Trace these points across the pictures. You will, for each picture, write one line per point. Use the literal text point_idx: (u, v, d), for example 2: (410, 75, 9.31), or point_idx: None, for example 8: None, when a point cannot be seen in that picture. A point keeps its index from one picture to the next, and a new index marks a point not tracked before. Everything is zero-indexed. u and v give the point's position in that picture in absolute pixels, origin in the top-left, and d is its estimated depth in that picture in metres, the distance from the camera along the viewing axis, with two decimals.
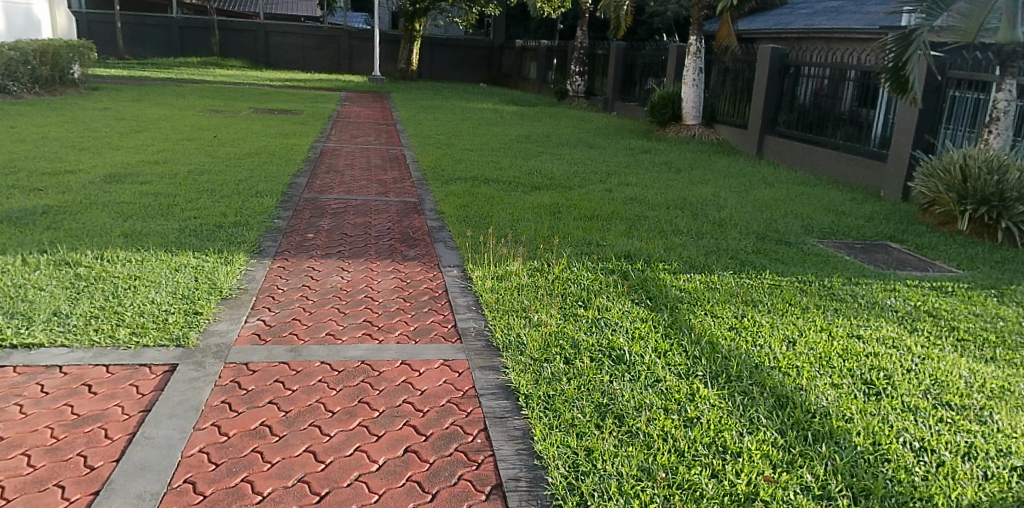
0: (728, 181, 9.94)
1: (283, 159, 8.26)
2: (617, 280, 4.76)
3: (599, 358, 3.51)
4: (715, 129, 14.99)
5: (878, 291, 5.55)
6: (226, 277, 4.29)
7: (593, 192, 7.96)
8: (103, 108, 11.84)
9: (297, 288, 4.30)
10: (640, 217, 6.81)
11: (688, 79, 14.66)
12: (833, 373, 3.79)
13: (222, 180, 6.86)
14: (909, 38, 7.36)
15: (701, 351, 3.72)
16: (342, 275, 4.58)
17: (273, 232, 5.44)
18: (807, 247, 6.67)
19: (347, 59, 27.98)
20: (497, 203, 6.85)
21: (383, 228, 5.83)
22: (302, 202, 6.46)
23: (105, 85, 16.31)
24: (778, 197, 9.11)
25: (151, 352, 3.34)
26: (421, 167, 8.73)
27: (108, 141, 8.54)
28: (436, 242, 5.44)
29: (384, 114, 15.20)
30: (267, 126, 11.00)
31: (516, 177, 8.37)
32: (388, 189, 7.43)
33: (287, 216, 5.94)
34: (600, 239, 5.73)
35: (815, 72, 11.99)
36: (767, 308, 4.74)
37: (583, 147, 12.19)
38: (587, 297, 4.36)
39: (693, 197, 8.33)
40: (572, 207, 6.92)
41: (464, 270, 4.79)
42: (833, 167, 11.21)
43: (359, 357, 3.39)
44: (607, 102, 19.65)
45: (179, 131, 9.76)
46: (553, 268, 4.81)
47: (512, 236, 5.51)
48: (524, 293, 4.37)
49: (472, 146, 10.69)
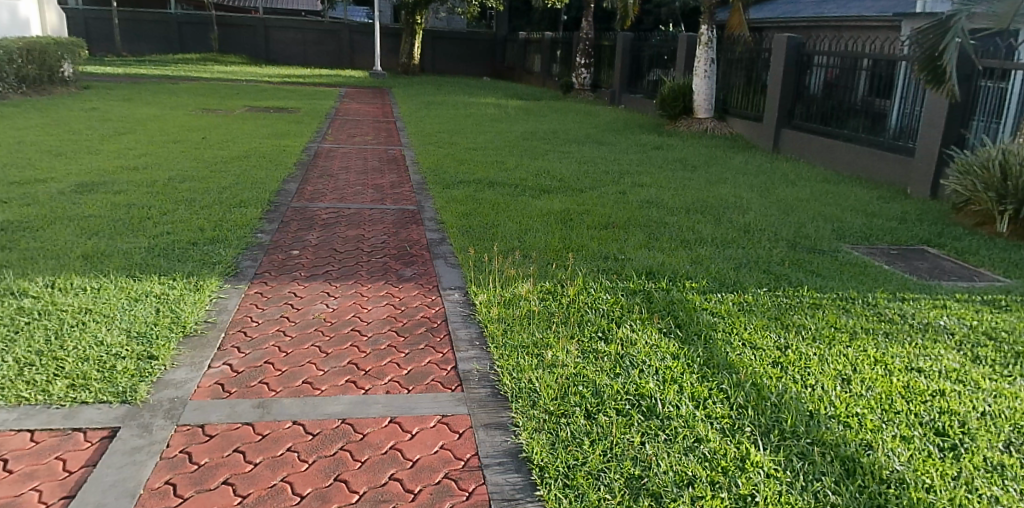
0: (748, 180, 9.33)
1: (274, 162, 7.70)
2: (640, 303, 4.18)
3: (626, 411, 2.96)
4: (729, 122, 14.33)
5: (928, 309, 4.91)
6: (194, 307, 3.73)
7: (606, 195, 7.38)
8: (89, 108, 11.30)
9: (274, 320, 3.71)
10: (658, 224, 6.23)
11: (699, 70, 14.04)
12: (900, 422, 3.22)
13: (204, 188, 6.30)
14: (946, 26, 6.74)
15: (746, 400, 3.18)
16: (327, 301, 4.01)
17: (254, 248, 4.88)
18: (842, 255, 6.08)
19: (348, 53, 27.39)
20: (503, 210, 6.29)
21: (377, 241, 5.27)
22: (291, 212, 5.91)
23: (97, 83, 15.77)
24: (803, 197, 8.51)
25: (89, 412, 2.79)
26: (421, 169, 8.16)
27: (87, 144, 8.00)
28: (436, 259, 4.88)
29: (384, 111, 14.61)
30: (260, 126, 10.44)
31: (522, 179, 7.79)
32: (385, 195, 6.86)
33: (271, 229, 5.37)
34: (615, 251, 5.17)
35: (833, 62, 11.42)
36: (812, 335, 4.15)
37: (592, 144, 11.60)
38: (607, 327, 3.79)
39: (713, 199, 7.74)
40: (584, 214, 6.34)
41: (466, 294, 4.22)
42: (856, 162, 10.56)
43: (338, 414, 2.84)
44: (614, 95, 19.01)
45: (166, 132, 9.22)
46: (566, 291, 4.24)
47: (518, 252, 4.95)
48: (535, 322, 3.81)
49: (476, 146, 10.11)
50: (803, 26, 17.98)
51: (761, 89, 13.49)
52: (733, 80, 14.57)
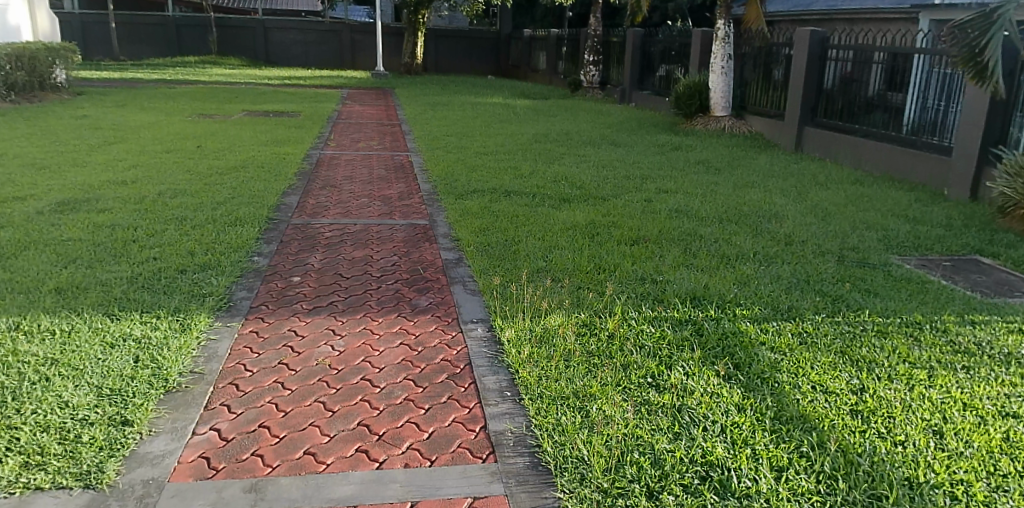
0: (777, 183, 8.80)
1: (274, 173, 7.22)
2: (689, 338, 3.67)
3: (695, 490, 2.45)
4: (747, 120, 13.77)
5: (1004, 334, 4.36)
6: (178, 355, 3.22)
7: (630, 203, 6.89)
8: (81, 115, 10.84)
9: (272, 368, 3.19)
10: (693, 238, 5.73)
11: (715, 67, 13.50)
12: (1015, 491, 2.68)
13: (197, 204, 5.80)
14: (991, 19, 6.13)
15: (833, 468, 2.67)
16: (333, 342, 3.49)
17: (250, 275, 4.38)
18: (895, 270, 5.57)
19: (350, 54, 26.89)
20: (523, 224, 5.78)
21: (387, 263, 4.77)
22: (291, 230, 5.43)
23: (92, 89, 15.31)
24: (837, 202, 7.98)
25: (43, 503, 2.29)
26: (431, 177, 7.66)
27: (75, 156, 7.53)
28: (453, 285, 4.36)
29: (388, 113, 14.12)
30: (260, 132, 9.97)
31: (539, 187, 7.31)
32: (393, 207, 6.36)
33: (269, 251, 4.87)
34: (652, 272, 4.69)
35: (844, 55, 11.12)
36: (886, 373, 3.62)
37: (607, 146, 11.08)
38: (658, 370, 3.27)
39: (745, 206, 7.22)
40: (611, 227, 5.84)
41: (491, 329, 3.71)
42: (887, 161, 9.99)
43: (347, 500, 2.34)
44: (625, 94, 18.39)
45: (160, 141, 8.75)
46: (605, 324, 3.73)
47: (546, 278, 4.45)
48: (572, 364, 3.29)
49: (486, 150, 9.61)
50: (815, 19, 17.42)
51: (781, 85, 12.92)
52: (750, 76, 14.02)
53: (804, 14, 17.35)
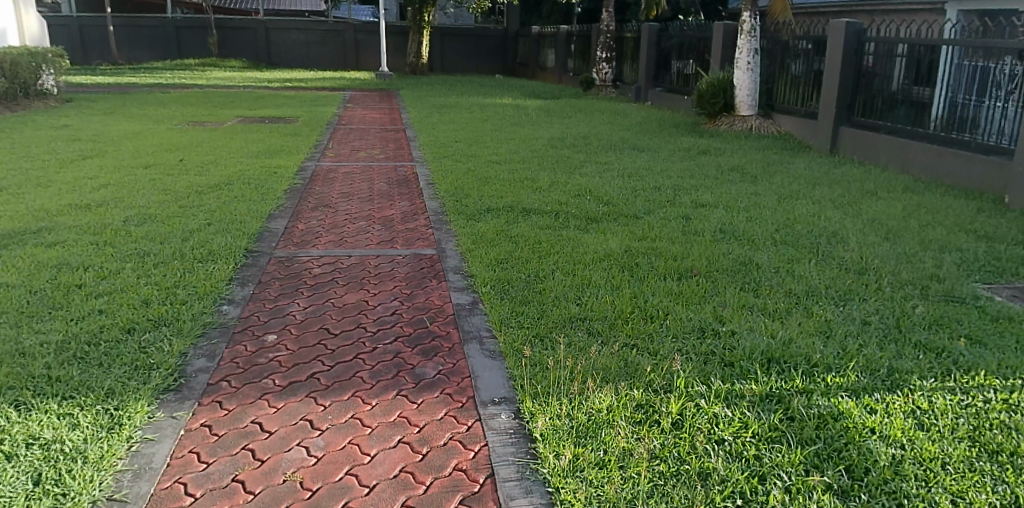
0: (823, 194, 7.89)
1: (262, 190, 6.38)
2: (780, 427, 2.85)
3: None
4: (775, 119, 12.79)
5: None
6: (94, 473, 2.37)
7: (666, 222, 6.01)
8: (61, 125, 10.02)
9: (226, 491, 2.36)
10: (748, 268, 4.85)
11: (741, 62, 12.53)
12: None
13: (164, 234, 4.93)
14: None
15: None
16: (311, 441, 2.63)
17: (215, 332, 3.50)
18: (990, 305, 4.66)
19: (353, 53, 26.03)
20: (547, 252, 4.92)
21: (385, 310, 3.88)
22: (274, 265, 4.57)
23: (81, 95, 14.50)
24: (895, 216, 7.07)
25: None
26: (438, 193, 6.80)
27: (40, 174, 6.70)
28: (467, 345, 3.48)
29: (392, 116, 13.27)
30: (251, 141, 9.13)
31: (560, 203, 6.44)
32: (394, 233, 5.49)
33: (243, 297, 3.99)
34: (712, 319, 3.84)
35: (881, 49, 10.09)
36: None
37: (630, 151, 10.19)
38: (751, 490, 2.47)
39: (796, 224, 6.33)
40: (651, 255, 4.96)
41: (518, 415, 2.84)
42: (933, 164, 8.91)
43: None
44: (640, 91, 17.43)
45: (140, 153, 7.92)
46: (668, 408, 2.89)
47: (581, 333, 3.59)
48: (630, 480, 2.46)
49: (500, 158, 8.74)
50: (834, 11, 16.49)
51: (810, 80, 11.90)
52: (776, 72, 13.01)
53: (822, 6, 16.41)
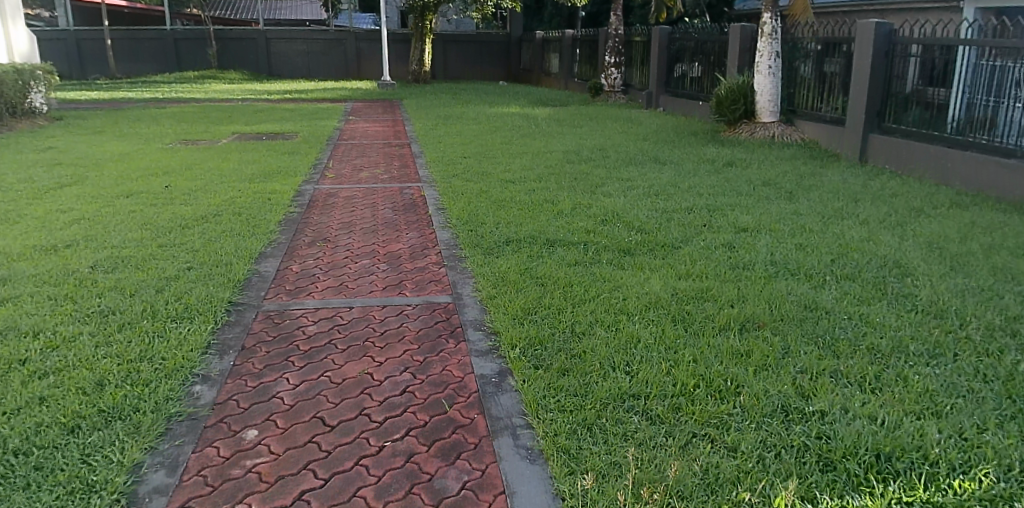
0: (869, 212, 7.15)
1: (253, 223, 5.70)
2: None
3: None
4: (797, 125, 11.98)
5: None
6: None
7: (707, 253, 5.30)
8: (47, 147, 9.40)
9: None
10: (813, 315, 4.13)
11: (762, 66, 11.77)
12: None
13: (136, 283, 4.25)
14: None
15: None
16: None
17: (184, 428, 2.81)
18: None
19: (354, 62, 25.33)
20: (579, 298, 4.21)
21: (394, 388, 3.17)
22: (262, 323, 3.88)
23: (74, 113, 13.90)
24: (953, 238, 6.32)
25: None
26: (450, 220, 6.12)
27: (10, 207, 6.06)
28: (498, 439, 2.77)
29: (396, 129, 12.62)
30: (246, 161, 8.47)
31: (585, 231, 5.74)
32: (402, 274, 4.79)
33: (221, 371, 3.29)
34: (794, 394, 3.12)
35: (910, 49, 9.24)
36: None
37: (651, 164, 9.49)
38: None
39: (851, 253, 5.60)
40: (701, 300, 4.25)
41: None
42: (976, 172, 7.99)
43: None
44: (652, 97, 16.69)
45: (124, 179, 7.28)
46: None
47: (637, 420, 2.88)
48: None
49: (513, 176, 8.05)
50: (845, 12, 15.83)
51: (835, 84, 11.10)
52: (797, 75, 12.22)
53: (831, 6, 15.76)
